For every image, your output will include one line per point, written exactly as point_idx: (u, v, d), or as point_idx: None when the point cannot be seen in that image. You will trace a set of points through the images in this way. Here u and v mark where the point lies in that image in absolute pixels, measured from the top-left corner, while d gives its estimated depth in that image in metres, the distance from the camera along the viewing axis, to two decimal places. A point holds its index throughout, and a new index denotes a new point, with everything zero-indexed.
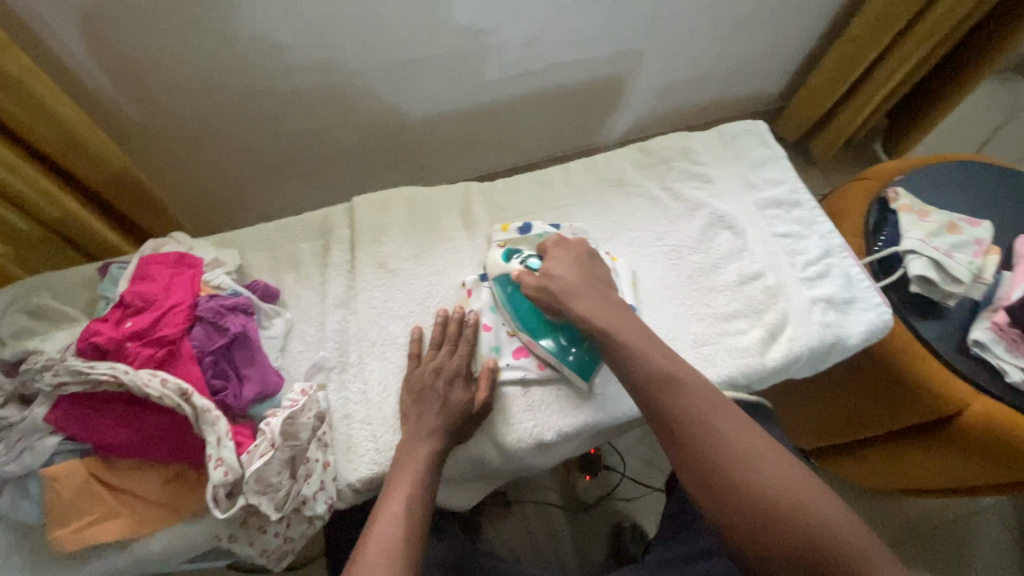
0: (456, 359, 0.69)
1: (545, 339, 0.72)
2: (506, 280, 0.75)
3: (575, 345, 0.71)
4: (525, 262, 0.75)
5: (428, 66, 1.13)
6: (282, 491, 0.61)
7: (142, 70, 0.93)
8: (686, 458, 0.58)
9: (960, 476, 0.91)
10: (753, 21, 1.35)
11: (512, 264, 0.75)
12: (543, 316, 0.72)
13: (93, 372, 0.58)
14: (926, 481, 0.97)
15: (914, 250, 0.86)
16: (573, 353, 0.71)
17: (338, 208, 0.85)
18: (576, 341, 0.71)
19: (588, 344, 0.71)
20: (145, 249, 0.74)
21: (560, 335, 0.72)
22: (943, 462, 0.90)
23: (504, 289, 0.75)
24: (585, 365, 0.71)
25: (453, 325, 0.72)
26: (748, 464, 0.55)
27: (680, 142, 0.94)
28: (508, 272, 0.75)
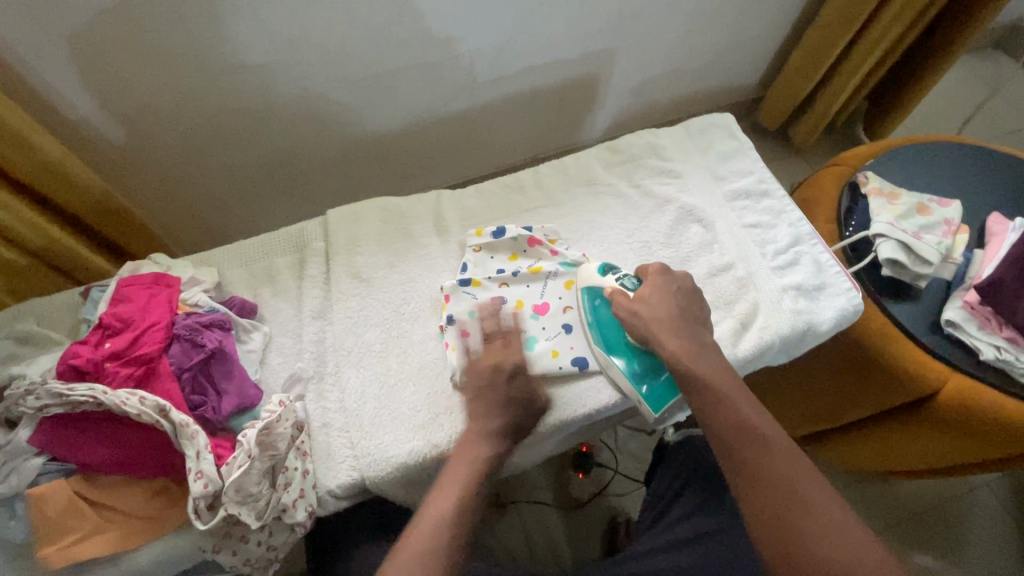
0: None
1: (620, 361, 0.73)
2: (595, 293, 0.77)
3: (650, 376, 0.72)
4: (622, 281, 0.75)
5: (403, 76, 1.15)
6: (262, 500, 0.62)
7: (120, 97, 0.95)
8: (761, 509, 0.57)
9: (945, 456, 0.91)
10: (723, 15, 1.36)
11: (608, 279, 0.76)
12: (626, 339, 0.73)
13: (73, 394, 0.59)
14: (913, 463, 0.97)
15: (884, 234, 0.86)
16: (646, 384, 0.72)
17: (314, 222, 0.87)
18: (653, 372, 0.72)
19: (665, 378, 0.72)
20: (124, 272, 0.76)
21: (638, 363, 0.72)
22: (927, 443, 0.90)
23: (591, 302, 0.76)
24: (657, 398, 0.71)
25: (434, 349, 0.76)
26: (828, 534, 0.54)
27: (648, 139, 0.95)
28: (603, 285, 0.76)
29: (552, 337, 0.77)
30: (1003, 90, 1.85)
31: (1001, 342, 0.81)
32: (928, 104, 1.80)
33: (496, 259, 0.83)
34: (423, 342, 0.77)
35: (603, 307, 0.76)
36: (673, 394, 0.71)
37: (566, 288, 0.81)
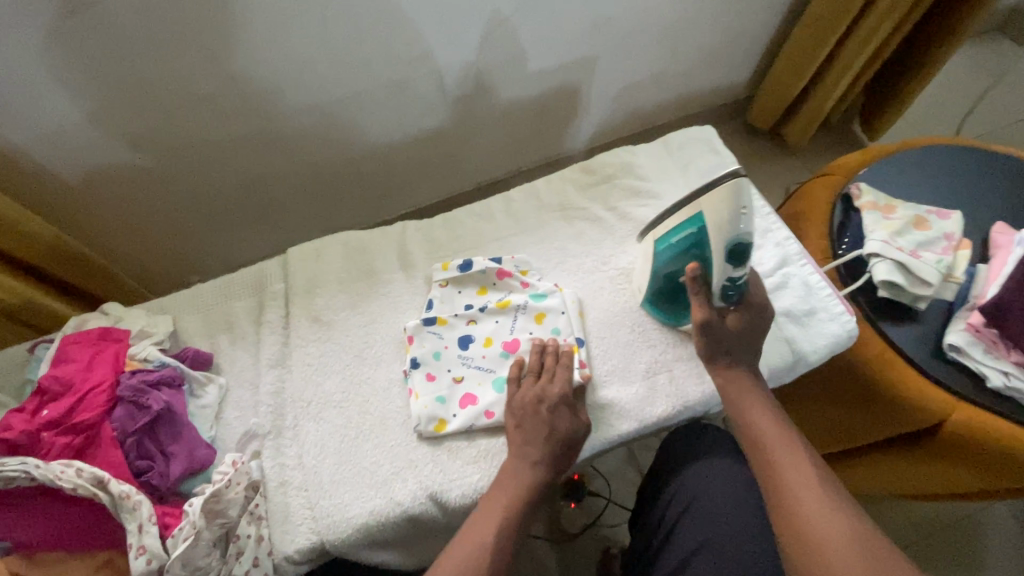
0: None
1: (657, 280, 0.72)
2: (691, 241, 0.64)
3: (669, 299, 0.73)
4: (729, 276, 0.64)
5: (370, 97, 1.11)
6: (211, 573, 0.58)
7: (73, 136, 0.92)
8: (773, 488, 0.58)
9: (952, 483, 0.86)
10: (704, 17, 1.31)
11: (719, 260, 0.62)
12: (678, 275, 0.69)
13: (4, 470, 0.56)
14: (919, 489, 0.92)
15: (878, 253, 0.81)
16: (663, 300, 0.74)
17: (273, 263, 0.83)
18: (675, 296, 0.73)
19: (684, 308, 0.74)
20: (69, 328, 0.72)
21: (672, 287, 0.72)
22: (932, 471, 0.85)
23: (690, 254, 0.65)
24: (664, 314, 0.75)
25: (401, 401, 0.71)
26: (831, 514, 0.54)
27: (623, 158, 0.90)
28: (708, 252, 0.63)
29: None
30: (1006, 78, 1.78)
31: (1009, 368, 0.76)
32: (927, 96, 1.73)
33: (462, 293, 0.79)
34: (386, 389, 0.72)
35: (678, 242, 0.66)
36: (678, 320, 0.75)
37: (537, 323, 0.75)
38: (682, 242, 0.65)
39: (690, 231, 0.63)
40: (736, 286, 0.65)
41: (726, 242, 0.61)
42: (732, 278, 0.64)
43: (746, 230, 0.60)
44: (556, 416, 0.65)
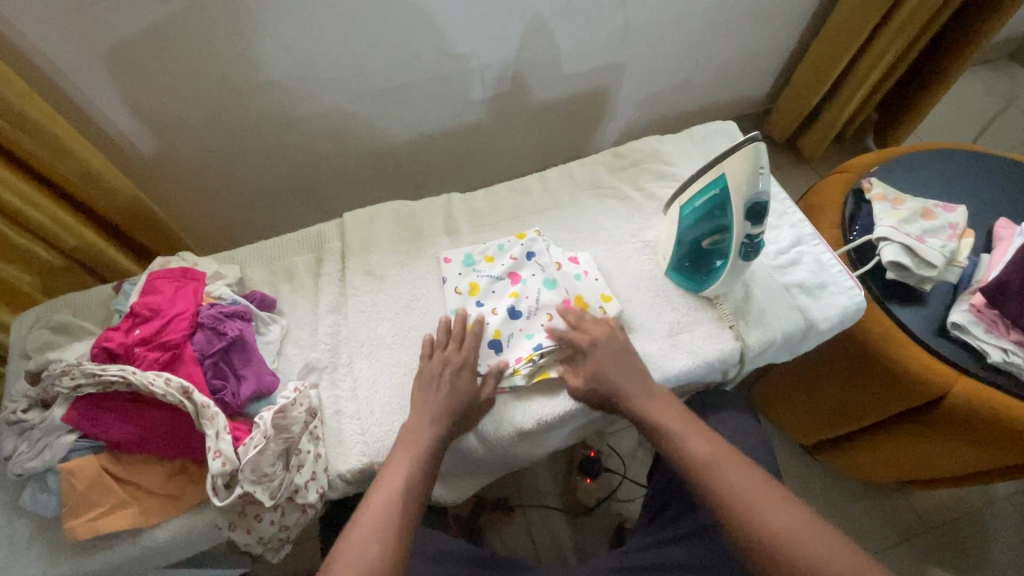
0: (454, 363, 0.72)
1: (682, 239, 0.80)
2: (718, 202, 0.73)
3: (689, 262, 0.81)
4: (749, 237, 0.73)
5: (415, 90, 1.20)
6: (276, 480, 0.65)
7: (154, 110, 1.02)
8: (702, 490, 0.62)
9: (954, 463, 0.91)
10: (725, 31, 1.41)
11: (740, 224, 0.71)
12: (700, 237, 0.78)
13: (105, 375, 0.64)
14: (923, 471, 0.97)
15: (887, 237, 0.88)
16: (685, 263, 0.82)
17: (331, 224, 0.91)
18: (693, 262, 0.81)
19: (704, 274, 0.81)
20: (154, 267, 0.81)
21: (694, 250, 0.79)
22: (933, 447, 0.90)
23: (714, 219, 0.75)
24: (681, 278, 0.84)
25: (454, 329, 0.76)
26: (742, 500, 0.60)
27: (652, 145, 0.98)
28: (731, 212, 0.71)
29: (546, 324, 0.77)
30: (1017, 102, 1.85)
31: (1008, 345, 0.81)
32: (940, 116, 1.80)
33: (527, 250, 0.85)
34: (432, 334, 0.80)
35: (704, 204, 0.75)
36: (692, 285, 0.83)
37: (489, 264, 0.84)
38: (706, 203, 0.74)
39: (715, 191, 0.72)
40: (754, 244, 0.74)
41: (745, 201, 0.70)
42: (750, 233, 0.72)
43: (764, 189, 0.69)
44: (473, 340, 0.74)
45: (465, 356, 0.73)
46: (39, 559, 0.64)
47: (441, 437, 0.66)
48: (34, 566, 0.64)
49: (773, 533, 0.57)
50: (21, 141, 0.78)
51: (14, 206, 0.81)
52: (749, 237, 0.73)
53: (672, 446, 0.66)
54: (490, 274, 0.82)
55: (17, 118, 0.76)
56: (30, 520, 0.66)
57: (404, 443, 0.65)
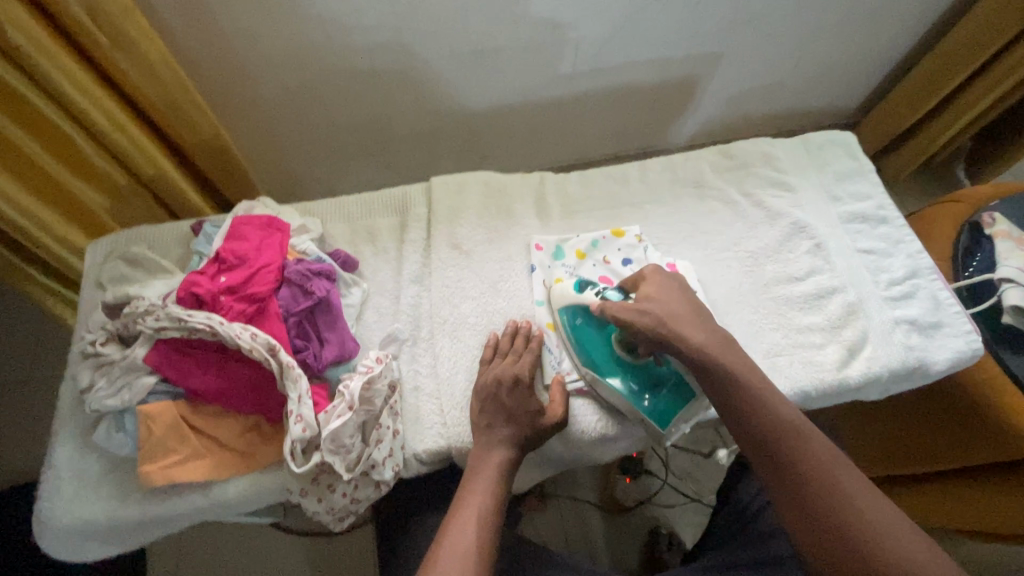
0: (519, 380, 0.66)
1: (616, 379, 0.69)
2: (577, 311, 0.72)
3: (650, 390, 0.69)
4: (603, 295, 0.72)
5: (504, 54, 1.13)
6: (354, 453, 0.62)
7: (238, 41, 0.96)
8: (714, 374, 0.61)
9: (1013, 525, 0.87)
10: (839, 34, 1.30)
11: (588, 295, 0.72)
12: (616, 356, 0.69)
13: (191, 321, 0.61)
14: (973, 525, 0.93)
15: (1011, 279, 0.81)
16: (648, 398, 0.68)
17: (417, 188, 0.87)
18: (650, 388, 0.69)
19: (667, 390, 0.69)
20: (238, 211, 0.77)
21: (633, 377, 0.69)
22: (997, 503, 0.86)
23: (572, 321, 0.72)
24: (663, 414, 0.68)
25: (516, 341, 0.71)
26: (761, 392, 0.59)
27: (762, 148, 0.92)
28: (584, 303, 0.71)
29: None
30: None
31: None
32: None
33: (620, 247, 0.81)
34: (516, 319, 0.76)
35: (586, 327, 0.71)
36: (678, 406, 0.69)
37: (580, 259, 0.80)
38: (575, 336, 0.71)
39: (569, 320, 0.72)
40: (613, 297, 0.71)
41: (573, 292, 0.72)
42: (598, 291, 0.72)
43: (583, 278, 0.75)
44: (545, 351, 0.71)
45: (528, 371, 0.67)
46: (107, 497, 0.63)
47: (519, 440, 0.63)
48: (103, 504, 0.62)
49: (777, 424, 0.57)
50: (114, 56, 0.74)
51: (101, 126, 0.78)
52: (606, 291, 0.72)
53: None
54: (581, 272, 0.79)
55: (114, 31, 0.72)
56: (102, 456, 0.64)
57: (476, 487, 0.59)
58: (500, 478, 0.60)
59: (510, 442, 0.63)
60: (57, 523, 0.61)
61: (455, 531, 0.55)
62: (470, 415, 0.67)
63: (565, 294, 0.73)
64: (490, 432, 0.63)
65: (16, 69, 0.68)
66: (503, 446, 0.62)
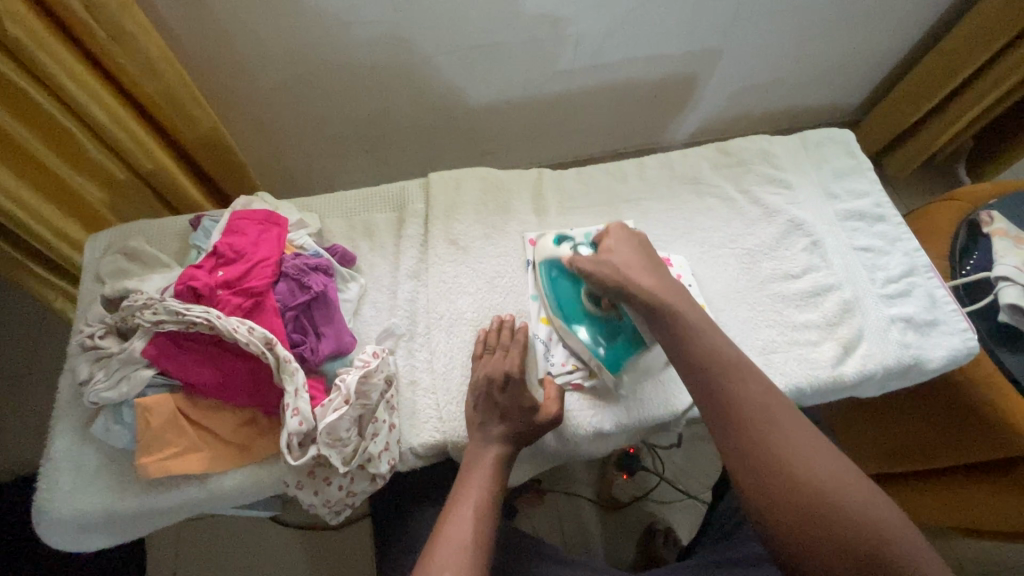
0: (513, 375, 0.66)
1: (580, 327, 0.71)
2: (552, 263, 0.73)
3: (607, 338, 0.69)
4: (576, 247, 0.71)
5: (503, 51, 1.13)
6: (350, 446, 0.63)
7: (237, 36, 0.96)
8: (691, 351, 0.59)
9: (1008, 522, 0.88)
10: (839, 31, 1.30)
11: (563, 248, 0.72)
12: (583, 306, 0.71)
13: (189, 314, 0.61)
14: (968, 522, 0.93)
15: (1008, 277, 0.81)
16: (603, 346, 0.69)
17: (414, 184, 0.87)
18: (610, 336, 0.69)
19: (626, 339, 0.69)
20: (236, 205, 0.78)
21: (595, 324, 0.70)
22: (992, 502, 0.86)
23: (547, 272, 0.74)
24: (616, 359, 0.69)
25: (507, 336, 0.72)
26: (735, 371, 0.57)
27: (760, 145, 0.92)
28: (558, 255, 0.72)
29: None
30: None
31: None
32: None
33: None
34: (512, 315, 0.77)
35: (559, 278, 0.73)
36: (635, 353, 0.69)
37: None
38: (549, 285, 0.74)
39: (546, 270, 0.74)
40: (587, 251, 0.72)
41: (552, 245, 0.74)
42: (573, 244, 0.72)
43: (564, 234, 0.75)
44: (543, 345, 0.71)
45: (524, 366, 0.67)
46: (105, 488, 0.63)
47: (514, 436, 0.64)
48: (101, 496, 0.63)
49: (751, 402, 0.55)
50: (112, 51, 0.74)
51: (99, 121, 0.78)
52: (579, 246, 0.72)
53: (700, 338, 0.60)
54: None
55: (112, 26, 0.72)
56: (100, 448, 0.65)
57: (469, 482, 0.60)
58: (494, 474, 0.61)
59: (504, 439, 0.63)
60: (55, 514, 0.62)
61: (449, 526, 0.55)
62: (467, 409, 0.67)
63: (545, 247, 0.75)
64: (486, 426, 0.64)
65: (14, 64, 0.68)
66: (498, 441, 0.63)
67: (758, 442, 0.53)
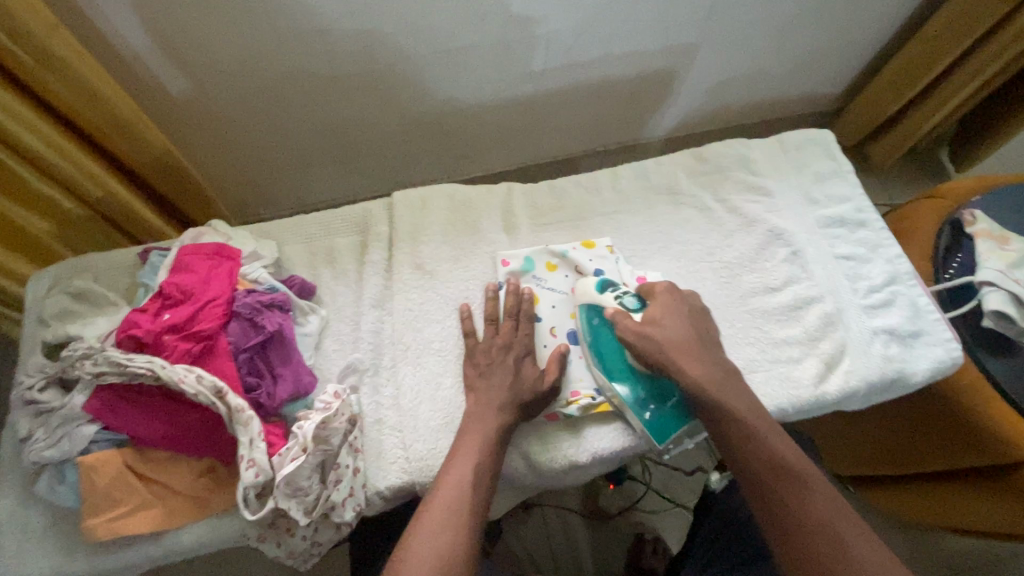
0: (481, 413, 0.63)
1: (623, 386, 0.67)
2: (595, 311, 0.70)
3: (654, 402, 0.66)
4: (623, 300, 0.69)
5: (472, 54, 1.08)
6: (311, 496, 0.60)
7: (187, 50, 0.90)
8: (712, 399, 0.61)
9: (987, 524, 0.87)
10: (819, 21, 1.26)
11: (607, 297, 0.69)
12: (631, 363, 0.68)
13: (131, 365, 0.57)
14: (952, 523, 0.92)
15: (992, 282, 0.79)
16: (650, 410, 0.66)
17: (378, 204, 0.83)
18: (657, 398, 0.66)
19: (672, 405, 0.66)
20: (186, 238, 0.73)
21: (642, 385, 0.67)
22: (970, 505, 0.86)
23: (588, 319, 0.70)
24: (662, 427, 0.66)
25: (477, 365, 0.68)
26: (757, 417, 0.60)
27: (738, 150, 0.88)
28: (602, 304, 0.69)
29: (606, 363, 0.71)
30: None
31: None
32: None
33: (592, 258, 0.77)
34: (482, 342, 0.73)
35: (602, 329, 0.69)
36: (680, 423, 0.66)
37: (549, 271, 0.76)
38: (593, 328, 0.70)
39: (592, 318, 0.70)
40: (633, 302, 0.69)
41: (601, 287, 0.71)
42: (617, 294, 0.70)
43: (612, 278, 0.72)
44: (526, 363, 0.67)
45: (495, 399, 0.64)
46: (53, 550, 0.60)
47: None
48: (49, 559, 0.60)
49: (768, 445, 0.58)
50: (44, 78, 0.69)
51: (37, 151, 0.73)
52: (625, 298, 0.69)
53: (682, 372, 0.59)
54: (553, 287, 0.75)
55: (41, 52, 0.67)
56: (47, 508, 0.62)
57: (443, 490, 0.55)
58: (472, 485, 0.56)
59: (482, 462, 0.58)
60: None
61: (419, 541, 0.51)
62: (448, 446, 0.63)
63: (585, 291, 0.71)
64: None
65: None
66: None
67: (774, 482, 0.55)
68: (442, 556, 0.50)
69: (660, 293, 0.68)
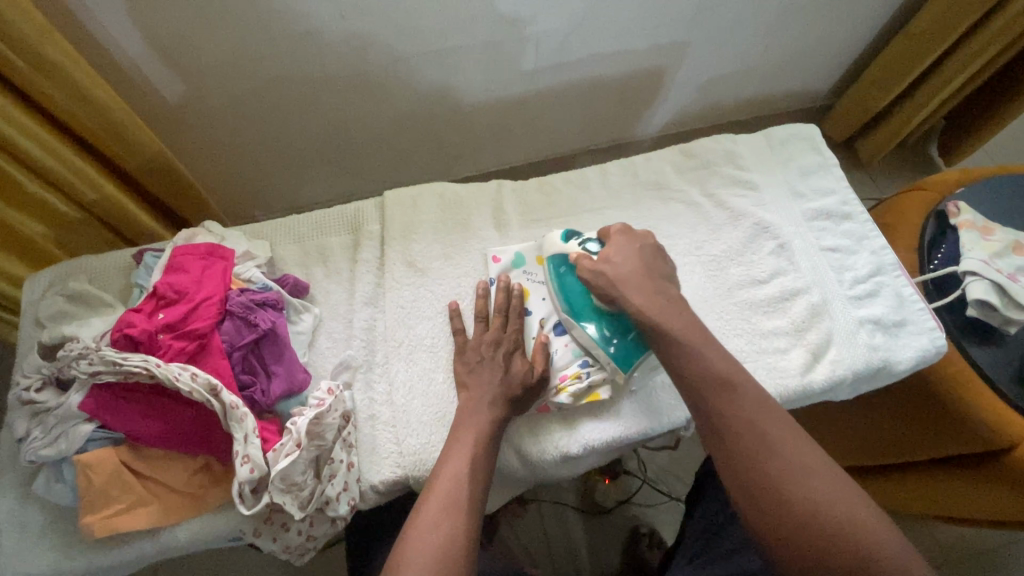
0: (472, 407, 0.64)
1: (589, 325, 0.69)
2: (561, 260, 0.72)
3: (618, 336, 0.67)
4: (585, 246, 0.71)
5: (463, 54, 1.09)
6: (306, 490, 0.61)
7: (180, 54, 0.91)
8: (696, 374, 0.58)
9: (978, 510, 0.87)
10: (806, 18, 1.27)
11: (571, 245, 0.72)
12: (594, 302, 0.69)
13: (126, 364, 0.58)
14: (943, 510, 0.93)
15: (976, 272, 0.80)
16: (615, 344, 0.67)
17: (370, 203, 0.84)
18: (621, 332, 0.67)
19: (635, 336, 0.67)
20: (179, 238, 0.74)
21: (606, 321, 0.68)
22: (959, 492, 0.87)
23: (555, 268, 0.72)
24: (628, 358, 0.67)
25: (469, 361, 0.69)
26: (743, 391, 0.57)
27: (725, 145, 0.89)
28: (566, 252, 0.72)
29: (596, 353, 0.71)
30: None
31: None
32: None
33: None
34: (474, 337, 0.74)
35: (568, 275, 0.71)
36: (644, 352, 0.67)
37: (539, 265, 0.76)
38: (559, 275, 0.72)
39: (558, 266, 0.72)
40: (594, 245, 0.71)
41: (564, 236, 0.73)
42: (581, 241, 0.72)
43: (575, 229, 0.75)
44: (517, 357, 0.68)
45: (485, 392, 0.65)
46: (52, 547, 0.61)
47: None
48: (47, 557, 0.61)
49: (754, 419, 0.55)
50: (38, 83, 0.70)
51: (32, 155, 0.74)
52: (586, 242, 0.71)
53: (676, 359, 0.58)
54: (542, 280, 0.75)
55: (35, 56, 0.68)
56: (45, 506, 0.62)
57: (439, 486, 0.56)
58: (467, 479, 0.56)
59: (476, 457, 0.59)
60: None
61: (417, 537, 0.52)
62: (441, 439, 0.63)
63: (551, 243, 0.73)
64: None
65: None
66: None
67: (760, 459, 0.53)
68: (438, 550, 0.50)
69: (615, 234, 0.70)
